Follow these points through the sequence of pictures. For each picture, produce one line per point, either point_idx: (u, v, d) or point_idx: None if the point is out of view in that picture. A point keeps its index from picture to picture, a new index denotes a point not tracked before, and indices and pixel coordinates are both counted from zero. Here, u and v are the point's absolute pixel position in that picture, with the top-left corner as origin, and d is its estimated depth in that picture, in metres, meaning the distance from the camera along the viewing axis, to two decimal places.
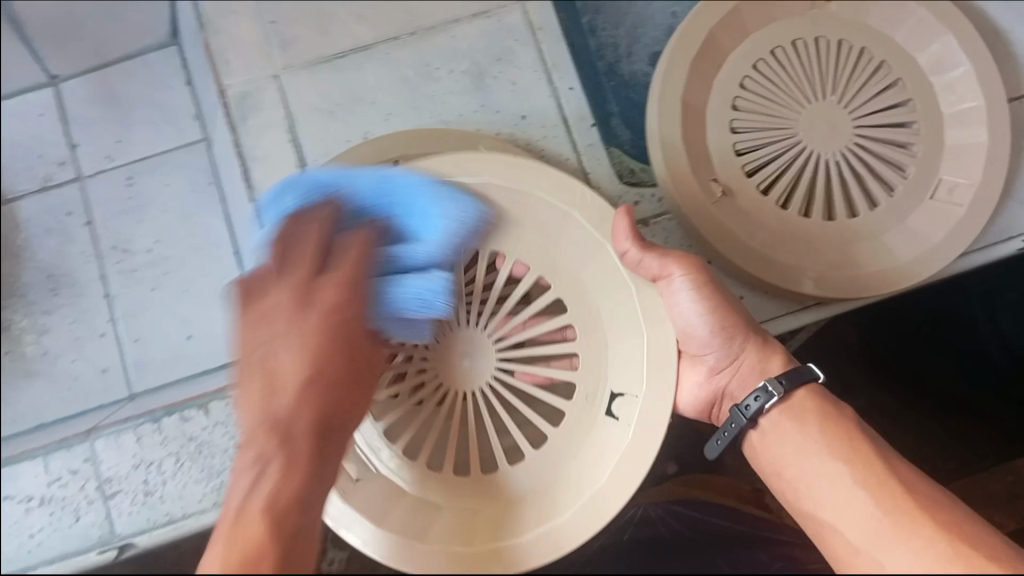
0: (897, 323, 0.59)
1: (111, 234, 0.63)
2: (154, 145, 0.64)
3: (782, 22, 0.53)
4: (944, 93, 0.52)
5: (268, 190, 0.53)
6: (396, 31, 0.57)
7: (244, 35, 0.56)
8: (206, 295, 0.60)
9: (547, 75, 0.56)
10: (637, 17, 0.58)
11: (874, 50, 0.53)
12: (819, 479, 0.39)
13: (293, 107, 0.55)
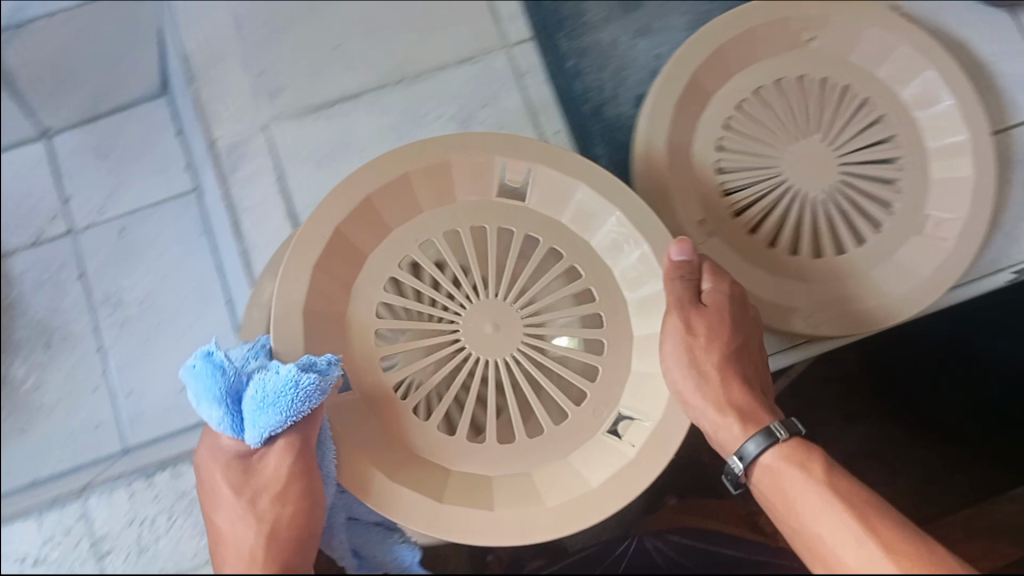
0: (903, 351, 0.56)
1: (103, 286, 0.63)
2: (145, 196, 0.64)
3: (764, 63, 0.54)
4: (929, 127, 0.53)
5: (256, 240, 0.56)
6: (387, 79, 0.60)
7: (236, 84, 0.59)
8: (200, 346, 0.61)
9: (533, 117, 0.59)
10: (621, 60, 0.60)
11: (857, 88, 0.53)
12: (821, 520, 0.36)
13: (283, 156, 0.58)
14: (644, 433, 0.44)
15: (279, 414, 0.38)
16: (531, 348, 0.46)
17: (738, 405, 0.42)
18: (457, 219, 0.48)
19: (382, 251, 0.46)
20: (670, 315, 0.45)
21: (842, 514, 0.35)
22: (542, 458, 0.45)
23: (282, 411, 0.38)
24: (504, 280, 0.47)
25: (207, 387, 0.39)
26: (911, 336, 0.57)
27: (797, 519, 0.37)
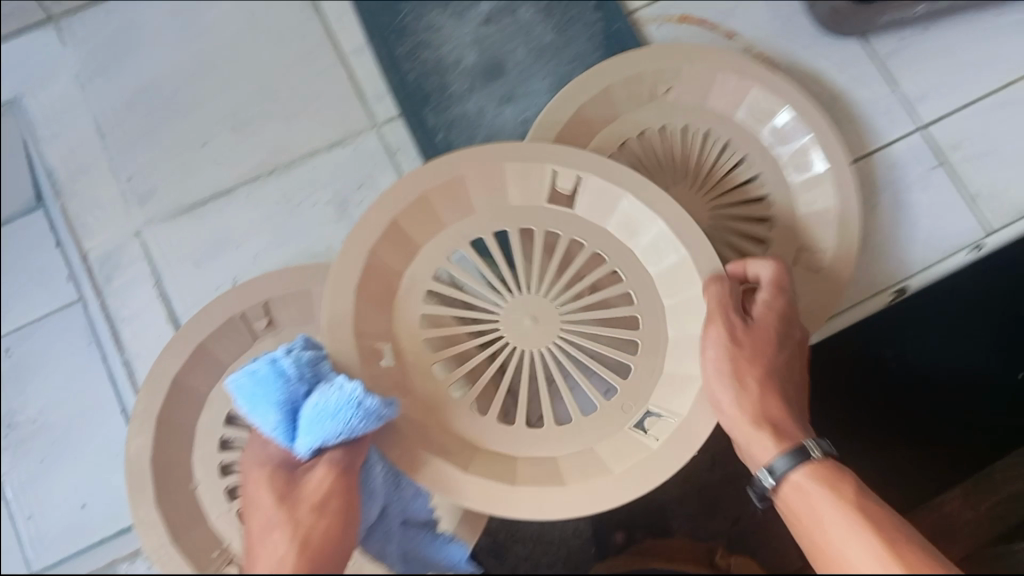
0: (867, 368, 0.71)
1: (3, 408, 0.74)
2: (40, 310, 0.75)
3: (622, 118, 0.61)
4: (795, 167, 0.60)
5: (136, 350, 0.71)
6: (260, 171, 0.74)
7: (106, 195, 0.74)
8: (93, 456, 0.71)
9: (394, 158, 0.75)
10: (491, 131, 0.74)
11: (718, 132, 0.62)
12: (845, 544, 0.41)
13: (156, 261, 0.73)
14: (667, 430, 0.53)
15: (334, 427, 0.44)
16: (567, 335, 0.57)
17: (769, 417, 0.49)
18: (475, 230, 0.57)
19: (412, 270, 0.56)
20: (713, 323, 0.51)
21: (861, 535, 0.41)
22: (591, 441, 0.54)
23: (339, 421, 0.44)
24: (557, 283, 0.57)
25: (270, 392, 0.45)
26: (901, 347, 0.71)
27: (820, 536, 0.43)
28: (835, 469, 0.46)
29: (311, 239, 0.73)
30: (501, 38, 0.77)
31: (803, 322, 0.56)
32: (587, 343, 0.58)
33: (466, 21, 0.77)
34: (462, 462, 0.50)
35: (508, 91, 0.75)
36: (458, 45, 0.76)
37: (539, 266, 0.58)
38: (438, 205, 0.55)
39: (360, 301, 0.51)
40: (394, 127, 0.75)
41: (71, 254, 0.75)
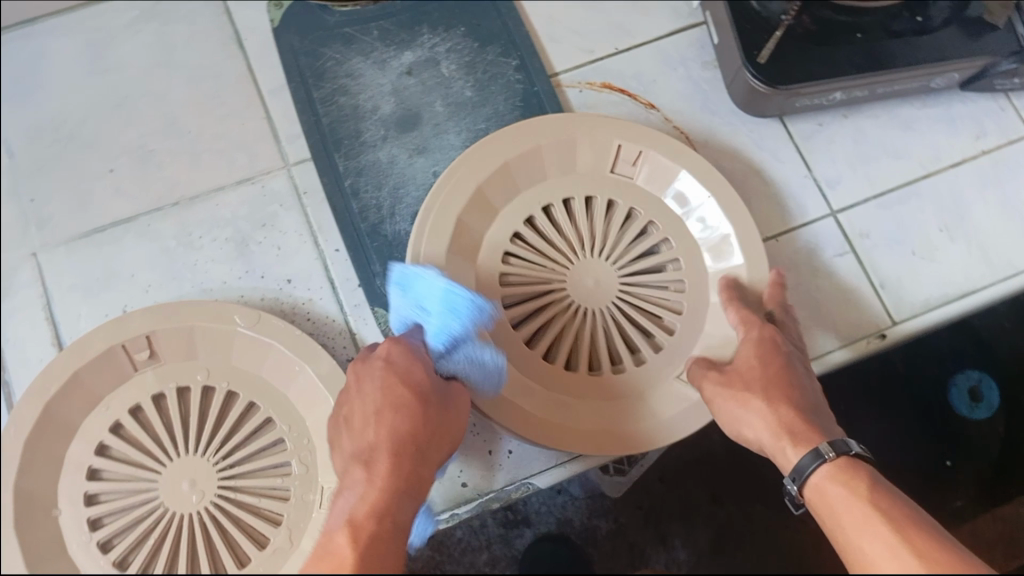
0: (927, 405, 1.00)
1: (16, 306, 0.73)
2: (91, 220, 0.75)
3: (587, 144, 0.77)
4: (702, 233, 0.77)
5: (25, 280, 0.74)
6: (154, 205, 0.76)
7: (8, 214, 0.76)
8: (110, 398, 0.70)
9: (301, 201, 0.78)
10: (401, 177, 0.78)
11: (628, 201, 0.78)
12: (857, 533, 0.49)
13: (80, 198, 0.76)
14: None
15: (480, 365, 0.66)
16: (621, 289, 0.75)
17: (787, 426, 0.61)
18: (554, 187, 0.77)
19: (511, 207, 0.76)
20: (758, 327, 0.69)
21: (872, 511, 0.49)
22: (645, 386, 0.72)
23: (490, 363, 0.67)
24: (609, 248, 0.76)
25: (454, 315, 0.66)
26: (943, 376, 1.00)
27: (834, 523, 0.52)
28: (847, 465, 0.55)
29: (215, 274, 0.75)
30: (423, 87, 0.81)
31: (789, 328, 0.72)
32: (634, 292, 0.75)
33: (388, 72, 0.81)
34: (607, 394, 0.72)
35: (421, 143, 0.79)
36: (378, 94, 0.80)
37: (599, 234, 0.76)
38: (580, 149, 0.77)
39: (457, 222, 0.72)
40: (306, 169, 0.78)
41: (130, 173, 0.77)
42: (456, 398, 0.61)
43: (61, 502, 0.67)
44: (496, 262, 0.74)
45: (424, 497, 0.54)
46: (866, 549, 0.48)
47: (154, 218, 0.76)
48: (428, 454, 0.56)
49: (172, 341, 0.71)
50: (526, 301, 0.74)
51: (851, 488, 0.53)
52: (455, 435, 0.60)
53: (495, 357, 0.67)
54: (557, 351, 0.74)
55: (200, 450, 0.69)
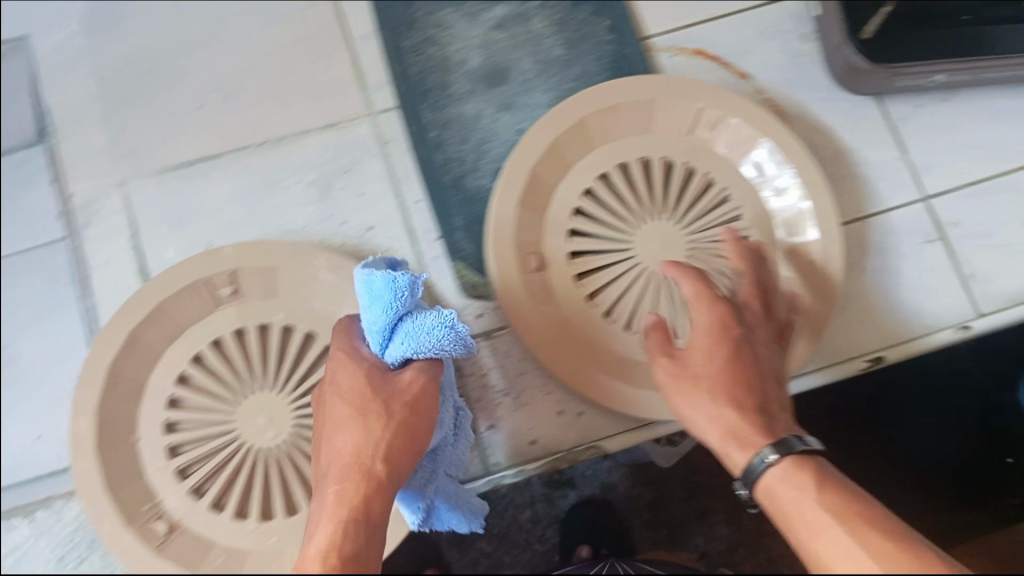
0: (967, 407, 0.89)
1: (105, 234, 0.75)
2: (179, 154, 0.76)
3: (670, 105, 0.74)
4: (782, 208, 0.75)
5: (112, 208, 0.75)
6: (240, 144, 0.77)
7: (100, 143, 0.77)
8: (191, 331, 0.72)
9: (384, 149, 0.77)
10: (485, 133, 0.77)
11: (708, 166, 0.75)
12: (813, 539, 0.45)
13: (169, 131, 0.77)
14: None
15: (428, 349, 0.59)
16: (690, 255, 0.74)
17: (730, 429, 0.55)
18: (631, 145, 0.75)
19: (587, 160, 0.74)
20: (710, 309, 0.61)
21: (830, 519, 0.45)
22: None
23: (429, 335, 0.58)
24: (683, 214, 0.74)
25: (382, 308, 0.58)
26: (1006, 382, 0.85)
27: (789, 530, 0.48)
28: (795, 464, 0.51)
29: (296, 215, 0.76)
30: (512, 43, 0.79)
31: (750, 307, 0.64)
32: (703, 260, 0.74)
33: (478, 24, 0.80)
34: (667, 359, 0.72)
35: (507, 99, 0.78)
36: (467, 47, 0.79)
37: (675, 198, 0.75)
38: (661, 110, 0.74)
39: (534, 179, 0.72)
40: (391, 119, 0.78)
41: (218, 109, 0.78)
42: (407, 391, 0.58)
43: (143, 426, 0.70)
44: (565, 216, 0.74)
45: (380, 512, 0.52)
46: (823, 558, 0.44)
47: (239, 157, 0.76)
48: (376, 467, 0.54)
49: (256, 280, 0.72)
50: (594, 259, 0.74)
51: (804, 491, 0.48)
52: (417, 431, 0.58)
53: (434, 331, 0.58)
54: (619, 308, 0.73)
55: (276, 388, 0.70)
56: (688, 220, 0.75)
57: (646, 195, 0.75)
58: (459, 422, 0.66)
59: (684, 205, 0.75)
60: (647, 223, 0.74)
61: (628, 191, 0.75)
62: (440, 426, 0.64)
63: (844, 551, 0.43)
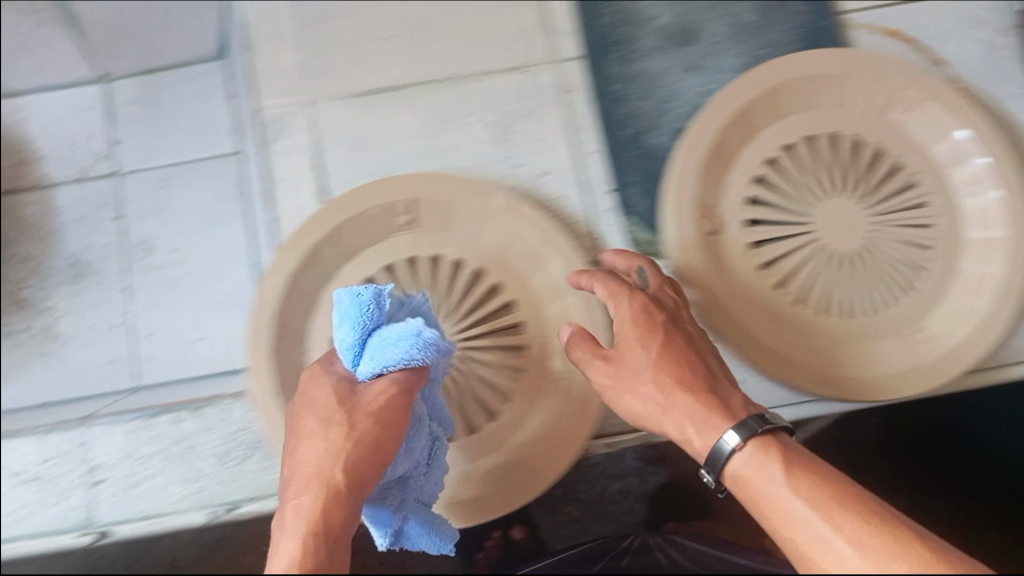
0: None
1: (286, 155, 0.77)
2: (367, 81, 0.78)
3: (868, 84, 0.74)
4: (974, 198, 0.73)
5: (297, 128, 0.77)
6: (426, 77, 0.78)
7: (290, 65, 0.78)
8: (363, 254, 0.73)
9: (565, 97, 0.77)
10: (668, 93, 0.76)
11: (899, 147, 0.74)
12: (783, 526, 0.46)
13: (358, 60, 0.78)
14: (934, 351, 0.71)
15: (398, 355, 0.57)
16: (871, 233, 0.72)
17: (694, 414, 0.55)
18: (822, 119, 0.74)
19: (775, 128, 0.74)
20: (635, 297, 0.63)
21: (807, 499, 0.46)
22: (872, 336, 0.72)
23: (400, 348, 0.57)
24: (868, 192, 0.73)
25: (356, 320, 0.57)
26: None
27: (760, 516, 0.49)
28: (761, 446, 0.51)
29: (472, 152, 0.76)
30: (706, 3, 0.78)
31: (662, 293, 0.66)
32: (885, 240, 0.72)
33: None
34: (834, 336, 0.73)
35: (695, 61, 0.77)
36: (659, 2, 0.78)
37: (860, 175, 0.74)
38: (858, 88, 0.74)
39: (717, 145, 0.72)
40: (575, 68, 0.77)
41: (407, 42, 0.79)
42: (374, 402, 0.57)
43: (312, 340, 0.72)
44: (748, 182, 0.74)
45: (341, 520, 0.50)
46: (798, 546, 0.45)
47: (422, 91, 0.77)
48: (333, 476, 0.52)
49: (433, 212, 0.74)
50: (773, 228, 0.73)
51: (770, 472, 0.49)
52: (389, 439, 0.56)
53: (405, 338, 0.58)
54: (792, 281, 0.73)
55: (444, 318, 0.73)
56: (874, 197, 0.73)
57: (833, 167, 0.74)
58: (432, 453, 0.62)
59: (871, 182, 0.74)
60: (831, 197, 0.73)
61: (813, 163, 0.74)
62: (410, 453, 0.60)
63: (816, 532, 0.44)
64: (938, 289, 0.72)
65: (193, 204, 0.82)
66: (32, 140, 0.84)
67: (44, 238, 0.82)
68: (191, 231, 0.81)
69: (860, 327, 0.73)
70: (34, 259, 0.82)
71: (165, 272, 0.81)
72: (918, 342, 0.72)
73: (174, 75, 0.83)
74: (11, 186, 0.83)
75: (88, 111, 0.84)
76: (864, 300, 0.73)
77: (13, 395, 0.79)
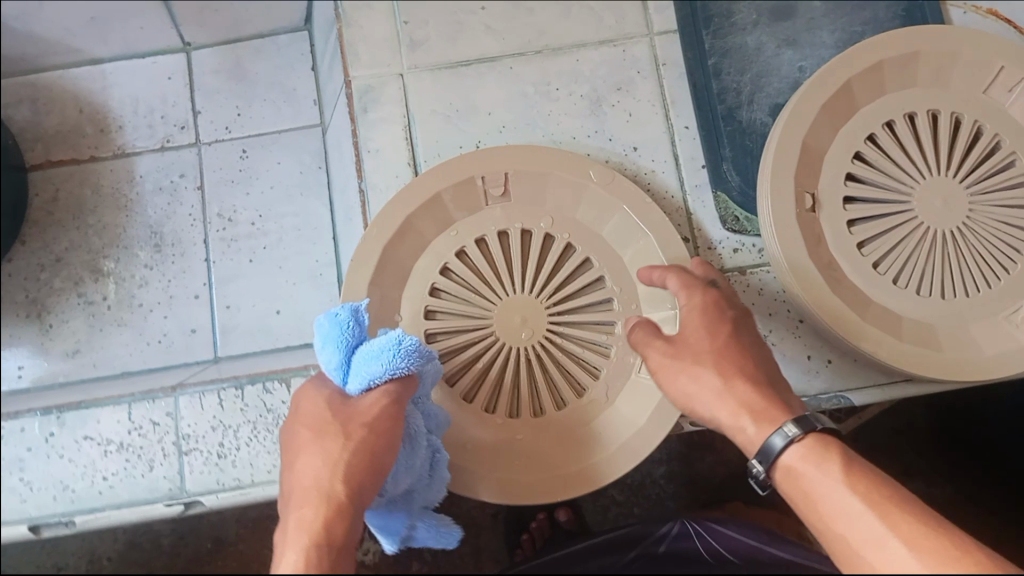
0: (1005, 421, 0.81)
1: (374, 123, 0.75)
2: (458, 53, 0.77)
3: (968, 62, 0.72)
4: None
5: (386, 98, 0.76)
6: (519, 49, 0.78)
7: (381, 32, 0.78)
8: (458, 226, 0.73)
9: (657, 71, 0.77)
10: (764, 68, 0.77)
11: (999, 126, 0.72)
12: (833, 520, 0.45)
13: (450, 31, 0.78)
14: None
15: (385, 364, 0.53)
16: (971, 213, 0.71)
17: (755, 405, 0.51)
18: (921, 97, 0.73)
19: (873, 105, 0.73)
20: (703, 290, 0.57)
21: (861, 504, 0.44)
22: (969, 318, 0.70)
23: (382, 361, 0.53)
24: (968, 171, 0.71)
25: (340, 336, 0.54)
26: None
27: (803, 512, 0.47)
28: (817, 441, 0.48)
29: (563, 126, 0.76)
30: None
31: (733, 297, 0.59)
32: (984, 220, 0.71)
33: None
34: (929, 319, 0.71)
35: (792, 36, 0.78)
36: None
37: (960, 153, 0.72)
38: (957, 67, 0.73)
39: (818, 119, 0.71)
40: (668, 42, 0.78)
41: (500, 16, 0.79)
42: (367, 412, 0.52)
43: (402, 312, 0.71)
44: (845, 158, 0.72)
45: (343, 534, 0.45)
46: (849, 544, 0.43)
47: (514, 64, 0.77)
48: (335, 489, 0.46)
49: (526, 185, 0.72)
50: (870, 206, 0.72)
51: (825, 470, 0.46)
52: (383, 448, 0.50)
53: (388, 344, 0.53)
54: (889, 260, 0.71)
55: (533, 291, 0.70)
56: (973, 177, 0.71)
57: (932, 145, 0.72)
58: (435, 461, 0.60)
59: (971, 161, 0.72)
60: (930, 175, 0.71)
61: (912, 140, 0.72)
62: (410, 471, 0.57)
63: (869, 539, 0.43)
64: None
65: (275, 177, 0.87)
66: (121, 113, 0.91)
67: (127, 208, 0.89)
68: (263, 205, 0.87)
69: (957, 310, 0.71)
70: (116, 229, 0.89)
71: (242, 241, 0.86)
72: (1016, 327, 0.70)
73: (253, 46, 0.91)
74: (91, 155, 0.91)
75: (168, 81, 0.91)
76: (961, 282, 0.71)
77: (96, 361, 0.84)
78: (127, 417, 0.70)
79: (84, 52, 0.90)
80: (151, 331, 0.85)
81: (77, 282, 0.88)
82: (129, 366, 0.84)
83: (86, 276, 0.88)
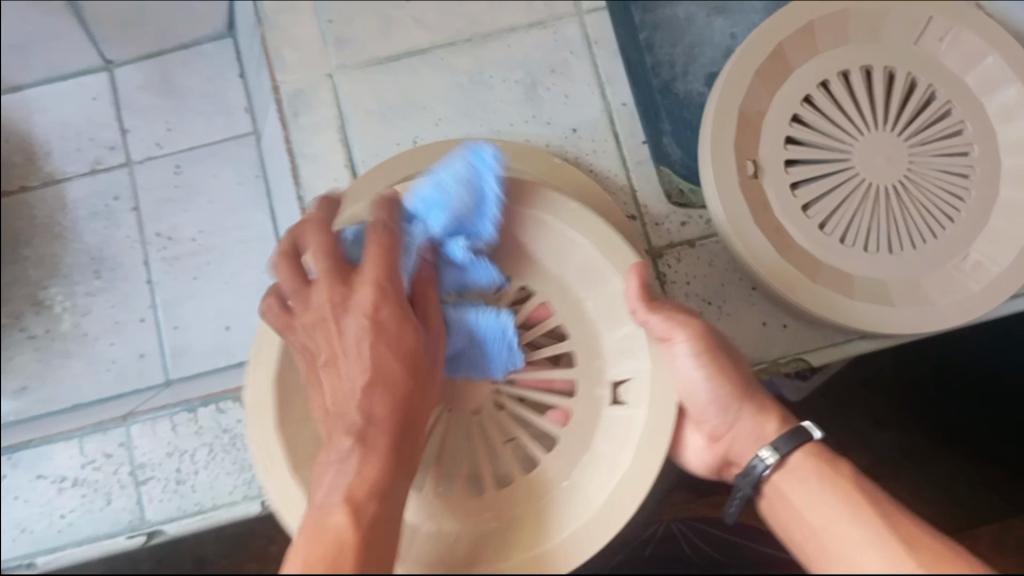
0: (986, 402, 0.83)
1: (302, 130, 0.73)
2: (386, 49, 0.76)
3: (897, 16, 0.73)
4: (1005, 122, 0.71)
5: (319, 97, 0.74)
6: (448, 40, 0.77)
7: (306, 32, 0.76)
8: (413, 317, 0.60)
9: (589, 48, 0.77)
10: (695, 40, 0.78)
11: (934, 76, 0.72)
12: (798, 504, 0.52)
13: (380, 26, 0.77)
14: (991, 275, 0.69)
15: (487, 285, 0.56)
16: (912, 166, 0.70)
17: (734, 401, 0.57)
18: (853, 54, 0.73)
19: (807, 65, 0.72)
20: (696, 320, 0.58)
21: (818, 490, 0.51)
22: (917, 275, 0.70)
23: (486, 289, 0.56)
24: (906, 124, 0.71)
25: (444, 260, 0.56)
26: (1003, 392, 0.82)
27: (791, 506, 0.52)
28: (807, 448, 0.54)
29: (497, 111, 0.75)
30: None
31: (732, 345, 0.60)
32: (926, 171, 0.70)
33: None
34: (882, 276, 0.70)
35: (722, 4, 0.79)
36: None
37: (896, 107, 0.72)
38: (888, 22, 0.73)
39: (754, 82, 0.70)
40: (598, 20, 0.77)
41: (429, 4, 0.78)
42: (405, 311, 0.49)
43: None
44: (783, 123, 0.71)
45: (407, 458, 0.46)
46: (807, 520, 0.51)
47: (447, 52, 0.76)
48: (364, 444, 0.44)
49: None
50: (813, 168, 0.71)
51: (799, 469, 0.53)
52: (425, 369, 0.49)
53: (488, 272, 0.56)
54: (836, 222, 0.70)
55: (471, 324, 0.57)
56: (914, 129, 0.71)
57: (869, 101, 0.72)
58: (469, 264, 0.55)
59: (908, 115, 0.71)
60: (870, 131, 0.71)
61: (849, 98, 0.72)
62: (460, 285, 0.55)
63: (822, 512, 0.50)
64: (983, 219, 0.70)
65: (217, 192, 0.86)
66: (48, 139, 0.89)
67: (62, 236, 0.87)
68: (206, 221, 0.85)
69: (906, 266, 0.70)
70: (53, 259, 0.87)
71: (191, 258, 0.84)
72: (970, 277, 0.69)
73: (179, 58, 0.89)
74: (21, 185, 0.89)
75: (92, 101, 0.89)
76: (909, 236, 0.70)
77: (47, 396, 0.82)
78: (80, 452, 0.69)
79: (5, 79, 0.88)
80: (102, 358, 0.83)
81: (19, 316, 0.86)
82: (81, 397, 0.82)
83: (28, 310, 0.86)
